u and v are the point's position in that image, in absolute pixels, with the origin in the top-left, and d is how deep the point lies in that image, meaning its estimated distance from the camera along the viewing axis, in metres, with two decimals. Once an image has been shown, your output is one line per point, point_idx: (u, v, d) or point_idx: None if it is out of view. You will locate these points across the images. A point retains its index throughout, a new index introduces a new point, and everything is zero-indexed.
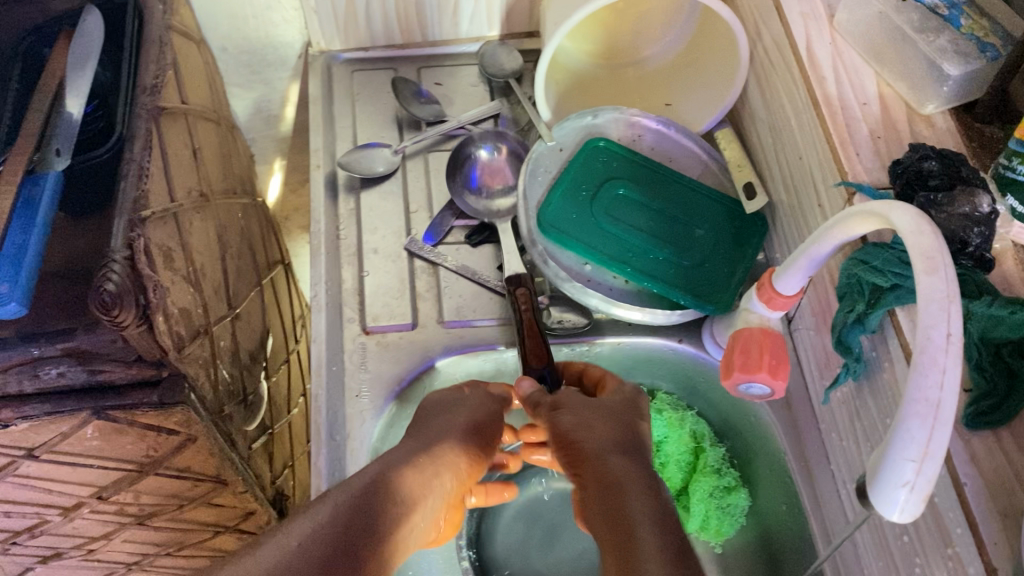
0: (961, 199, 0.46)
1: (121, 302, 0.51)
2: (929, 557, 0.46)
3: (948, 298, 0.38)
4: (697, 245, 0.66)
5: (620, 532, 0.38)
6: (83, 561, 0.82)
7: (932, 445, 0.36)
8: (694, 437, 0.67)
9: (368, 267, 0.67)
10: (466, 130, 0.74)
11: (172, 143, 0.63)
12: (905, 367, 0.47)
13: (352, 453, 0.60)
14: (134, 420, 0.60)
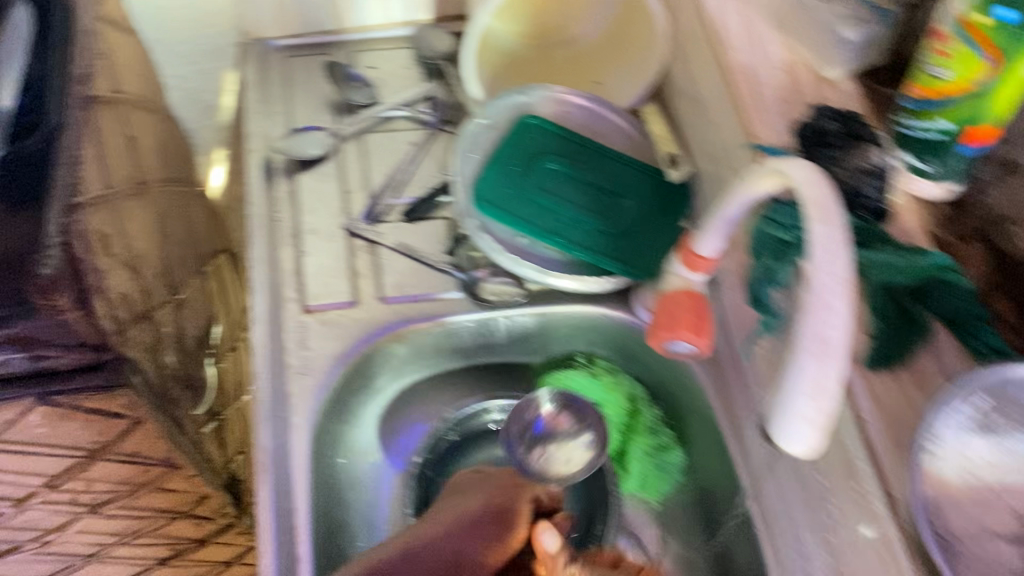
0: (857, 155, 0.50)
1: (57, 286, 0.53)
2: (841, 491, 0.49)
3: (834, 243, 0.41)
4: (627, 215, 0.68)
5: None
6: (37, 554, 0.81)
7: (822, 379, 0.39)
8: (631, 399, 0.70)
9: (306, 248, 0.69)
10: (402, 111, 0.75)
11: (106, 133, 0.64)
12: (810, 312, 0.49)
13: (295, 428, 0.62)
14: (79, 405, 0.61)
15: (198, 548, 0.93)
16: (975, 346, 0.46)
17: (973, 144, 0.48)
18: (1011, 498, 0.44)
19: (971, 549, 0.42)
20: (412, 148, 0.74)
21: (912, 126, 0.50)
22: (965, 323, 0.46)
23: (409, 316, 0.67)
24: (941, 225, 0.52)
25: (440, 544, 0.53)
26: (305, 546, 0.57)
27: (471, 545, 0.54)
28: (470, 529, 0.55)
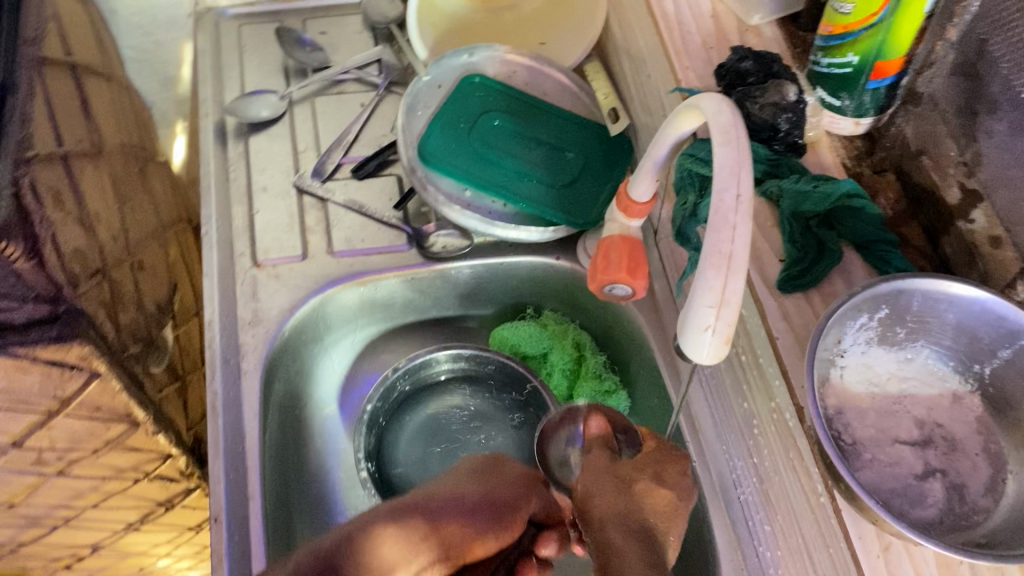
0: (772, 90, 0.52)
1: (8, 234, 0.53)
2: (761, 411, 0.51)
3: (737, 164, 0.42)
4: (569, 167, 0.70)
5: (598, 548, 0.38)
6: (5, 518, 0.80)
7: (727, 292, 0.41)
8: (577, 347, 0.72)
9: (258, 205, 0.71)
10: (351, 74, 0.78)
11: (57, 92, 0.66)
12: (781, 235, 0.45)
13: (246, 376, 0.63)
14: (35, 356, 0.61)
15: (165, 512, 0.96)
16: (881, 267, 0.49)
17: (880, 78, 0.51)
18: (912, 406, 0.46)
19: (877, 454, 0.44)
20: (362, 109, 0.76)
21: (827, 63, 0.53)
22: (874, 247, 0.50)
23: (355, 272, 0.69)
24: (855, 156, 0.55)
25: (444, 501, 0.42)
26: (256, 485, 0.59)
27: (471, 525, 0.41)
28: (460, 517, 0.41)
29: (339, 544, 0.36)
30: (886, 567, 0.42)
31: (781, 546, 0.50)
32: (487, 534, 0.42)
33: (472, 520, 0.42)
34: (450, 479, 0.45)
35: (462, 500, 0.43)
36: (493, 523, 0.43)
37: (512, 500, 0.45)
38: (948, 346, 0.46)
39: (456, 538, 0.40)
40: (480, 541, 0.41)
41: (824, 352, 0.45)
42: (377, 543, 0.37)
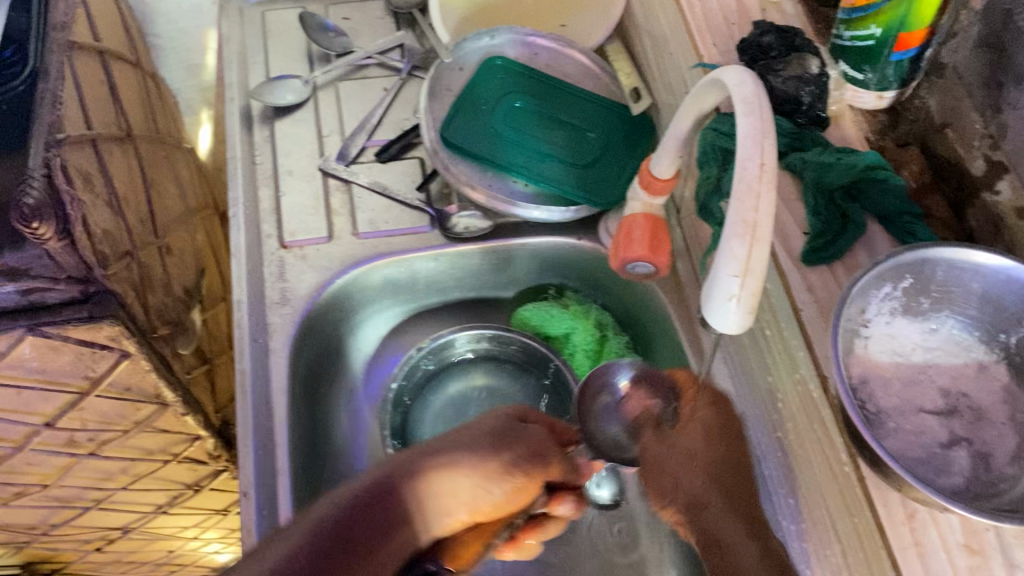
0: (794, 64, 0.53)
1: (40, 215, 0.54)
2: (785, 386, 0.52)
3: (761, 134, 0.42)
4: (592, 147, 0.71)
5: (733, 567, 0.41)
6: (39, 499, 0.81)
7: (751, 260, 0.41)
8: (599, 326, 0.73)
9: (284, 187, 0.71)
10: (373, 59, 0.79)
11: (87, 77, 0.67)
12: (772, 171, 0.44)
13: (273, 354, 0.64)
14: (67, 336, 0.62)
15: (193, 494, 0.98)
16: (906, 238, 0.49)
17: (903, 50, 0.51)
18: (937, 375, 0.46)
19: (901, 423, 0.44)
20: (384, 94, 0.77)
21: (850, 37, 0.53)
22: (899, 218, 0.50)
23: (380, 252, 0.69)
24: (878, 131, 0.56)
25: (480, 439, 0.49)
26: (284, 460, 0.60)
27: (497, 469, 0.48)
28: (475, 468, 0.47)
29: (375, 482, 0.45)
30: (911, 534, 0.42)
31: (805, 517, 0.50)
32: (500, 486, 0.48)
33: (488, 471, 0.48)
34: (484, 421, 0.51)
35: (485, 443, 0.48)
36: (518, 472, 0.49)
37: (534, 450, 0.50)
38: (972, 317, 0.46)
39: (468, 489, 0.47)
40: (492, 491, 0.48)
41: (847, 322, 0.44)
42: (406, 485, 0.46)
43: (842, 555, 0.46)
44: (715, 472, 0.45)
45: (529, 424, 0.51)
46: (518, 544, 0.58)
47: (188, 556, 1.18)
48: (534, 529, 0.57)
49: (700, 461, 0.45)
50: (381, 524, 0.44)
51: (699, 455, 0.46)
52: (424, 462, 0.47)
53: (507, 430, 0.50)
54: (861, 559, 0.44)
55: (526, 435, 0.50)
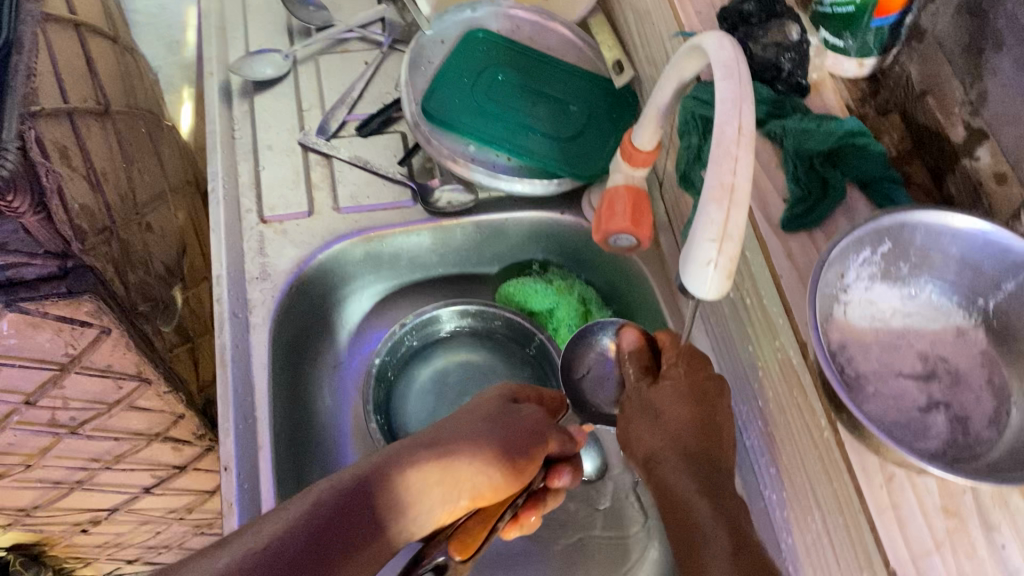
0: (773, 30, 0.52)
1: (15, 187, 0.53)
2: (765, 355, 0.52)
3: (738, 99, 0.42)
4: (574, 120, 0.70)
5: (682, 520, 0.44)
6: (21, 479, 0.81)
7: (728, 225, 0.41)
8: (583, 301, 0.72)
9: (263, 162, 0.71)
10: (355, 33, 0.78)
11: (62, 50, 0.66)
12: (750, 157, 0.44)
13: (253, 329, 0.64)
14: (45, 312, 0.62)
15: (179, 475, 0.97)
16: (885, 204, 0.49)
17: (884, 16, 0.51)
18: (915, 340, 0.46)
19: (880, 387, 0.44)
20: (365, 67, 0.77)
21: (829, 4, 0.53)
22: (879, 183, 0.49)
23: (362, 228, 0.69)
24: (859, 99, 0.56)
25: (469, 427, 0.51)
26: (265, 435, 0.59)
27: (490, 455, 0.49)
28: (472, 455, 0.48)
29: (376, 466, 0.45)
30: (889, 496, 0.42)
31: (787, 486, 0.51)
32: (498, 474, 0.49)
33: (483, 460, 0.49)
34: (477, 416, 0.53)
35: (481, 435, 0.50)
36: (510, 457, 0.50)
37: (527, 438, 0.52)
38: (951, 281, 0.46)
39: (468, 475, 0.48)
40: (490, 478, 0.49)
41: (826, 288, 0.44)
42: (405, 466, 0.46)
43: (822, 521, 0.47)
44: (677, 434, 0.48)
45: (518, 407, 0.54)
46: (521, 522, 0.55)
47: (175, 539, 1.17)
48: (534, 508, 0.55)
49: (666, 422, 0.49)
50: (384, 508, 0.44)
51: (668, 412, 0.49)
52: (423, 451, 0.48)
53: (493, 413, 0.53)
54: (842, 522, 0.45)
55: (514, 418, 0.53)
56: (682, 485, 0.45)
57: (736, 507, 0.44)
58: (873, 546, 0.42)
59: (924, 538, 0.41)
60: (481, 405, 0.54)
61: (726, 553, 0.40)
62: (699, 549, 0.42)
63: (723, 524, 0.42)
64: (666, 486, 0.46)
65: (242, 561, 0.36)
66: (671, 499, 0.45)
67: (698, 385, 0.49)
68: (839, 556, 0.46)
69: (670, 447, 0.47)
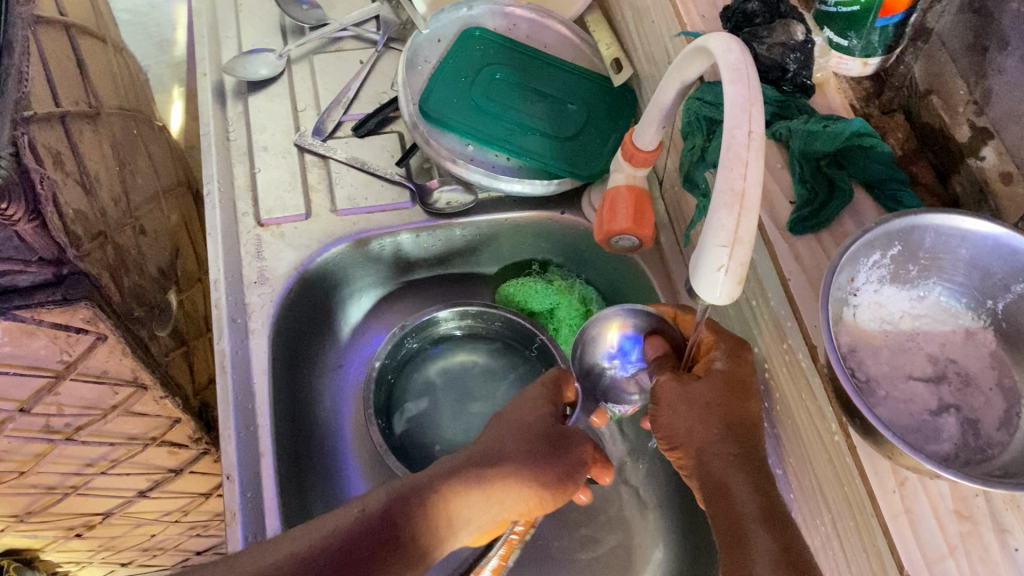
0: (779, 30, 0.52)
1: (9, 196, 0.51)
2: (773, 357, 0.52)
3: (749, 103, 0.41)
4: (574, 119, 0.70)
5: (730, 518, 0.45)
6: (16, 487, 0.79)
7: (740, 231, 0.40)
8: (584, 301, 0.72)
9: (259, 163, 0.70)
10: (349, 31, 0.78)
11: (53, 52, 0.65)
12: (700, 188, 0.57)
13: (252, 335, 0.63)
14: (41, 320, 0.61)
15: (174, 478, 0.96)
16: (892, 205, 0.49)
17: (889, 16, 0.50)
18: (925, 342, 0.46)
19: (891, 390, 0.44)
20: (361, 66, 0.76)
21: (834, 3, 0.51)
22: (885, 185, 0.49)
23: (360, 230, 0.68)
24: (863, 98, 0.56)
25: (518, 436, 0.52)
26: (267, 441, 0.59)
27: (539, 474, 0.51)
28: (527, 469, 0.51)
29: (431, 477, 0.50)
30: (902, 501, 0.42)
31: (795, 488, 0.52)
32: (549, 488, 0.51)
33: (539, 479, 0.51)
34: (526, 425, 0.53)
35: (533, 444, 0.52)
36: (557, 477, 0.52)
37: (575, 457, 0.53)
38: (961, 283, 0.46)
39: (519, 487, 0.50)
40: (542, 491, 0.51)
41: (837, 291, 0.44)
42: (451, 486, 0.49)
43: (832, 524, 0.47)
44: (722, 429, 0.48)
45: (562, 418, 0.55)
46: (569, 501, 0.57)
47: (170, 540, 1.17)
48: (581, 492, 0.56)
49: (719, 413, 0.49)
50: (444, 514, 0.49)
51: (712, 409, 0.49)
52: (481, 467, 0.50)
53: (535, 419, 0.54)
54: (853, 526, 0.45)
55: (561, 427, 0.53)
56: (726, 477, 0.47)
57: (781, 506, 0.45)
58: (886, 550, 0.41)
59: (937, 542, 0.40)
60: (538, 399, 0.55)
61: (770, 553, 0.42)
62: (748, 545, 0.43)
63: (763, 525, 0.44)
64: (712, 481, 0.47)
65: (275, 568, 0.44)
66: (719, 489, 0.47)
67: (740, 381, 0.50)
68: (851, 560, 0.46)
69: (715, 440, 0.48)
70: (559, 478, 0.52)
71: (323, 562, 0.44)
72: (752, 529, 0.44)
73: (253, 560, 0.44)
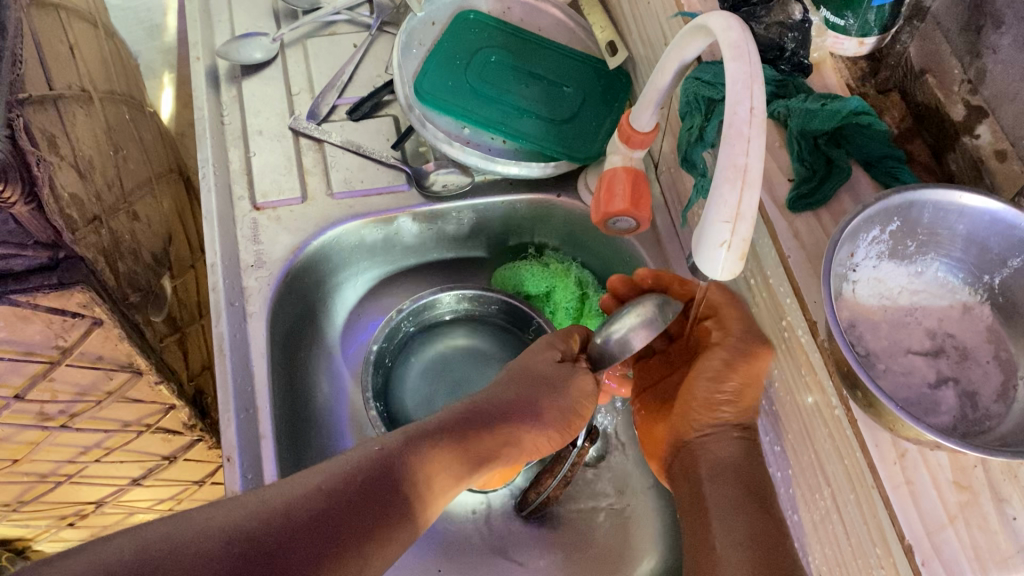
0: (776, 9, 0.52)
1: (6, 178, 0.51)
2: (772, 335, 0.52)
3: (751, 77, 0.41)
4: (569, 102, 0.70)
5: (709, 508, 0.52)
6: (9, 475, 0.79)
7: (742, 207, 0.41)
8: (580, 284, 0.72)
9: (254, 147, 0.70)
10: (342, 15, 0.78)
11: (46, 35, 0.64)
12: (697, 167, 0.57)
13: (251, 318, 0.63)
14: (36, 305, 0.60)
15: (169, 466, 0.96)
16: (890, 182, 0.49)
17: None
18: (923, 317, 0.47)
19: (890, 365, 0.44)
20: (354, 50, 0.76)
21: None
22: (882, 162, 0.50)
23: (359, 212, 0.68)
24: (858, 78, 0.56)
25: (523, 387, 0.55)
26: (267, 422, 0.59)
27: (544, 418, 0.55)
28: (532, 418, 0.55)
29: (451, 420, 0.51)
30: (902, 473, 0.42)
31: (793, 464, 0.52)
32: (553, 429, 0.56)
33: (545, 422, 0.55)
34: (529, 375, 0.56)
35: (537, 388, 0.55)
36: (561, 420, 0.56)
37: (575, 401, 0.56)
38: (958, 258, 0.46)
39: (532, 437, 0.55)
40: (547, 431, 0.55)
41: (838, 266, 0.45)
42: (468, 429, 0.51)
43: (832, 498, 0.48)
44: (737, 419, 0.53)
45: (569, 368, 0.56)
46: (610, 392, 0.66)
47: None
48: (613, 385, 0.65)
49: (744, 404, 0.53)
50: (457, 454, 0.50)
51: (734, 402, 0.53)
52: (490, 418, 0.53)
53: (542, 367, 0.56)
54: (854, 498, 0.45)
55: (565, 371, 0.56)
56: (724, 456, 0.53)
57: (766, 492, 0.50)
58: (886, 520, 0.42)
59: (937, 512, 0.41)
60: (542, 350, 0.58)
61: (743, 535, 0.48)
62: (720, 535, 0.49)
63: (743, 514, 0.49)
64: (715, 459, 0.53)
65: (312, 492, 0.42)
66: (714, 470, 0.53)
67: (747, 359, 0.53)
68: (849, 532, 0.46)
69: (731, 428, 0.54)
70: (571, 414, 0.56)
71: (349, 497, 0.42)
72: (732, 516, 0.50)
73: (282, 491, 0.41)
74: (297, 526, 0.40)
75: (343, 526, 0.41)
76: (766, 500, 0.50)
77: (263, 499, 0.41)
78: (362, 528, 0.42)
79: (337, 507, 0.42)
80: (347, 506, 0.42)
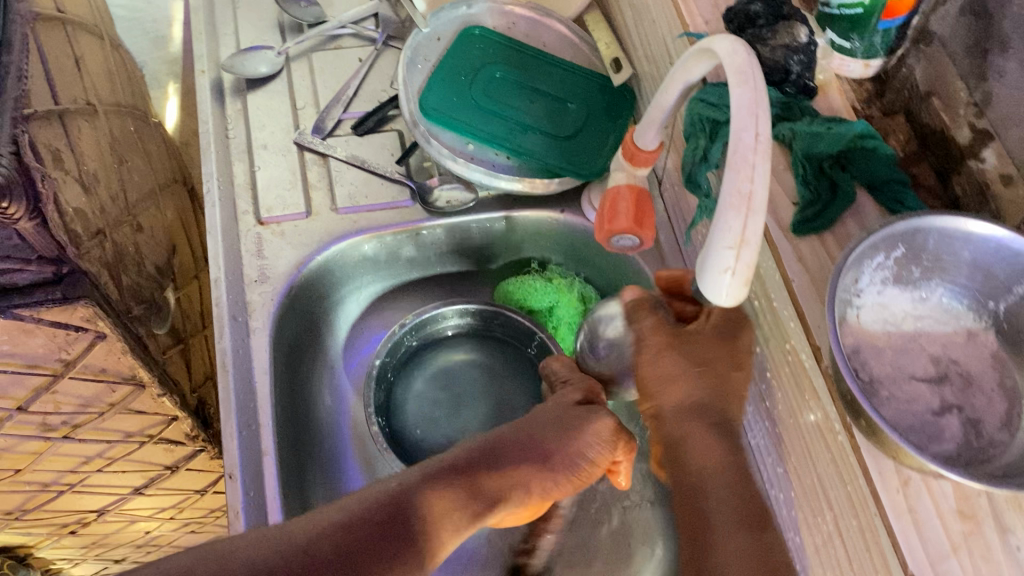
0: (782, 32, 0.52)
1: (11, 196, 0.51)
2: (776, 358, 0.52)
3: (755, 103, 0.41)
4: (573, 118, 0.70)
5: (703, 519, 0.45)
6: (12, 484, 0.79)
7: (747, 233, 0.40)
8: (582, 299, 0.72)
9: (258, 162, 0.70)
10: (348, 29, 0.78)
11: (51, 49, 0.64)
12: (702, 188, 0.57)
13: (254, 334, 0.63)
14: (40, 319, 0.60)
15: (170, 475, 0.96)
16: (895, 207, 0.49)
17: (891, 19, 0.51)
18: (927, 343, 0.46)
19: (894, 392, 0.44)
20: (360, 64, 0.76)
21: (837, 5, 0.53)
22: (887, 186, 0.50)
23: (361, 228, 0.68)
24: (864, 100, 0.56)
25: (531, 428, 0.54)
26: (269, 440, 0.59)
27: (554, 464, 0.53)
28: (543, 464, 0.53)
29: (459, 460, 0.50)
30: (906, 501, 0.42)
31: (796, 487, 0.52)
32: (565, 476, 0.53)
33: (554, 469, 0.53)
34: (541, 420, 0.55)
35: (548, 431, 0.54)
36: (573, 465, 0.54)
37: (585, 446, 0.54)
38: (964, 285, 0.46)
39: (539, 485, 0.53)
40: (555, 480, 0.53)
41: (843, 292, 0.45)
42: (473, 470, 0.50)
43: (834, 522, 0.48)
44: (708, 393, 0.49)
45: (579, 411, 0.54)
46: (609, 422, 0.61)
47: (164, 537, 1.17)
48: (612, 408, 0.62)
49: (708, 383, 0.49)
50: (460, 498, 0.48)
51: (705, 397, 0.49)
52: (498, 457, 0.52)
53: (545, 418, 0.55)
54: (856, 525, 0.45)
55: (570, 410, 0.55)
56: (708, 457, 0.47)
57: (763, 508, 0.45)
58: (890, 549, 0.42)
59: (940, 541, 0.41)
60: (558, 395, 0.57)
61: (737, 553, 0.42)
62: (713, 544, 0.44)
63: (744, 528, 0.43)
64: (699, 461, 0.47)
65: (326, 530, 0.42)
66: (701, 473, 0.47)
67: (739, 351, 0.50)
68: (852, 559, 0.46)
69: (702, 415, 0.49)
70: (579, 452, 0.54)
71: (365, 533, 0.43)
72: (727, 527, 0.44)
73: (303, 528, 0.42)
74: (316, 564, 0.40)
75: (364, 565, 0.41)
76: (763, 519, 0.44)
77: (281, 537, 0.41)
78: (376, 564, 0.42)
79: (353, 549, 0.42)
80: (363, 544, 0.42)
